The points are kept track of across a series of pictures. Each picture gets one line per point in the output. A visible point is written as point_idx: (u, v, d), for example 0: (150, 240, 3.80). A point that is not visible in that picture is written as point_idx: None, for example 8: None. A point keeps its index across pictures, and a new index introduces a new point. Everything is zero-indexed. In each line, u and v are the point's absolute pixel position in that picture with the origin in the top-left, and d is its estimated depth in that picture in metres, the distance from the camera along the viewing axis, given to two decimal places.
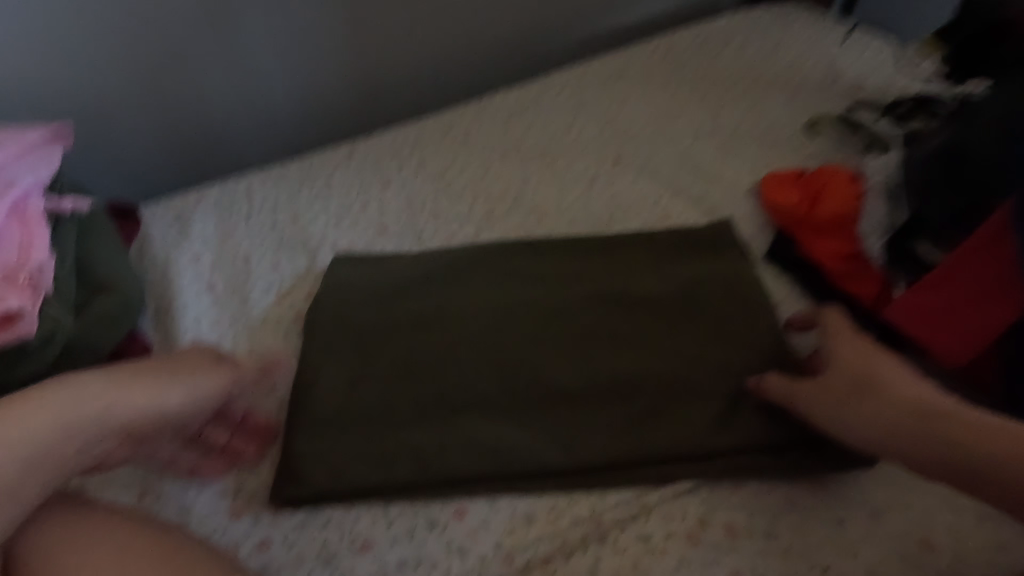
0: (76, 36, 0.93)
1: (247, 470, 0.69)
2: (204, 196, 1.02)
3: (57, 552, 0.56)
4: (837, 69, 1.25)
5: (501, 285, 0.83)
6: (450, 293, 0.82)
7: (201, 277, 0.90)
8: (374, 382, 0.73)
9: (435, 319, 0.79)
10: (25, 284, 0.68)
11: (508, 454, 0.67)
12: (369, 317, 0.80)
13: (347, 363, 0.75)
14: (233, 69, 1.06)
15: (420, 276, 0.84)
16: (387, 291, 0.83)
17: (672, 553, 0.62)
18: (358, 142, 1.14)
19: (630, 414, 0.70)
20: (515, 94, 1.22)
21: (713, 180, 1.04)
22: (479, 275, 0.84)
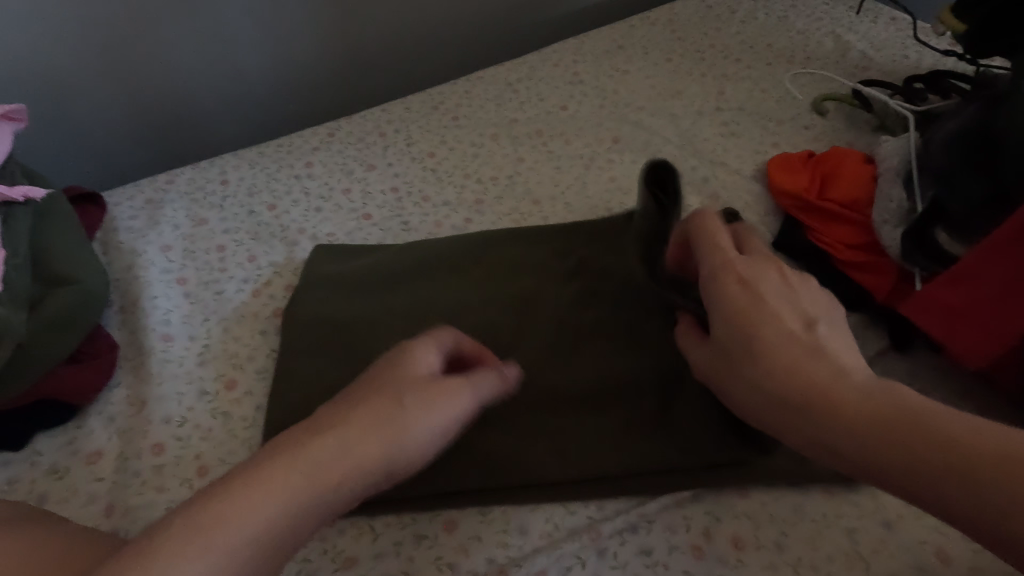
0: (39, 14, 0.93)
1: (222, 480, 0.64)
2: (175, 174, 0.97)
3: None
4: (848, 41, 1.18)
5: (489, 280, 0.78)
6: (435, 291, 0.77)
7: (171, 267, 0.84)
8: (355, 388, 0.68)
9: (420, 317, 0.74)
10: None
11: (503, 464, 0.63)
12: (347, 314, 0.75)
13: (327, 368, 0.70)
14: (210, 49, 1.06)
15: (400, 272, 0.79)
16: (366, 287, 0.77)
17: (675, 567, 0.59)
18: (340, 121, 1.07)
19: (630, 418, 0.66)
20: (511, 68, 1.15)
21: (718, 161, 0.99)
22: (465, 269, 0.80)
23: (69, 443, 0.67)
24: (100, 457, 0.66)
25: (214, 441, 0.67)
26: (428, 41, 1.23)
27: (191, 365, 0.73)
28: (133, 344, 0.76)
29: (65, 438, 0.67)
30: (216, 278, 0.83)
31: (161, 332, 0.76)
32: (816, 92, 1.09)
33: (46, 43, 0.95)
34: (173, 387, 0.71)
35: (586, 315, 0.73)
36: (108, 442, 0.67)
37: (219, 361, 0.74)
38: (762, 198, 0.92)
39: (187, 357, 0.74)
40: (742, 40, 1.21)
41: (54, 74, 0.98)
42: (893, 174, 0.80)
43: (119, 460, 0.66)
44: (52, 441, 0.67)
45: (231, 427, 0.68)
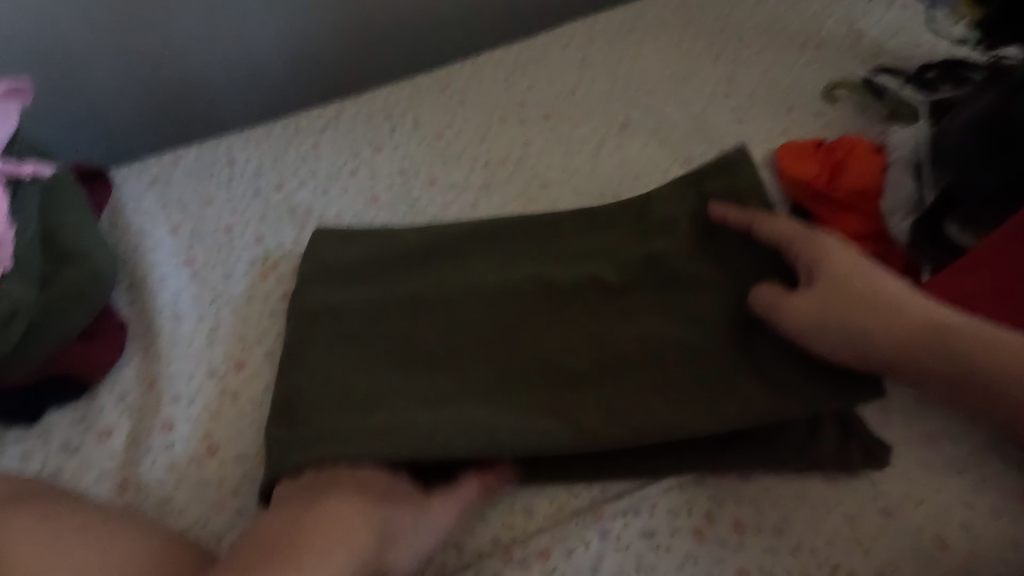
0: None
1: (232, 458, 0.66)
2: (181, 151, 0.96)
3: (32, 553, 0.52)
4: (862, 24, 1.16)
5: (499, 256, 0.77)
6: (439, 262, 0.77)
7: (179, 248, 0.84)
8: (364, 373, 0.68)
9: (425, 296, 0.73)
10: None
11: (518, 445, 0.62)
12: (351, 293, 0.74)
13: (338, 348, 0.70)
14: (216, 25, 1.04)
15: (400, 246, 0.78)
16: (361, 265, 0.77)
17: (677, 550, 0.60)
18: (347, 100, 1.06)
19: (651, 399, 0.64)
20: (521, 49, 1.14)
21: (726, 148, 0.98)
22: (471, 242, 0.78)
23: (81, 419, 0.68)
24: (111, 434, 0.67)
25: (223, 419, 0.68)
26: (437, 20, 1.21)
27: (201, 345, 0.74)
28: (142, 322, 0.76)
29: (79, 413, 0.69)
30: (224, 258, 0.83)
31: (171, 311, 0.77)
32: (828, 76, 1.09)
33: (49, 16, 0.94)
34: (183, 365, 0.72)
35: (598, 297, 0.72)
36: (119, 420, 0.68)
37: (229, 343, 0.74)
38: (770, 184, 0.92)
39: (197, 336, 0.74)
40: (754, 21, 1.19)
41: (58, 50, 0.97)
42: (905, 163, 0.80)
43: (131, 437, 0.67)
44: (66, 416, 0.69)
45: (241, 406, 0.69)
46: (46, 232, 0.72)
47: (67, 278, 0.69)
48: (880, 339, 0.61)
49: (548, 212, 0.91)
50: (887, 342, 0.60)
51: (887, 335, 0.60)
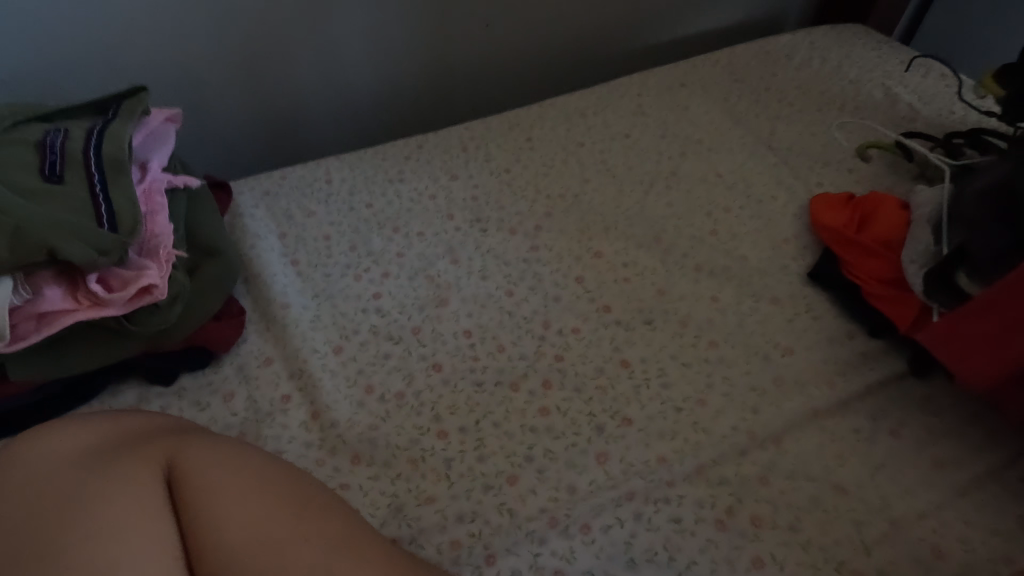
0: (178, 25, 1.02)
1: (329, 423, 0.78)
2: (287, 170, 1.13)
3: (206, 474, 0.58)
4: (896, 93, 1.33)
5: None
6: None
7: (286, 252, 0.99)
8: None
9: None
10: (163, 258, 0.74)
11: None
12: None
13: None
14: (321, 54, 1.16)
15: None
16: None
17: (701, 535, 0.69)
18: (428, 134, 1.22)
19: None
20: (585, 95, 1.31)
21: (763, 198, 1.10)
22: None
23: (208, 383, 0.81)
24: (232, 397, 0.80)
25: (324, 390, 0.81)
26: (517, 64, 1.38)
27: (305, 329, 0.88)
28: (257, 309, 0.90)
29: (204, 379, 0.82)
30: (323, 262, 0.97)
31: (280, 300, 0.91)
32: (858, 141, 1.22)
33: (170, 48, 1.04)
34: (292, 346, 0.85)
35: None
36: (238, 386, 0.81)
37: (330, 330, 0.88)
38: (803, 233, 1.03)
39: (303, 321, 0.89)
40: (791, 89, 1.35)
41: (185, 56, 1.06)
42: (925, 222, 0.89)
43: (250, 399, 0.80)
44: (193, 381, 0.81)
45: (336, 382, 0.82)
46: (98, 139, 0.75)
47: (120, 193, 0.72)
48: (70, 446, 0.59)
49: (603, 237, 1.03)
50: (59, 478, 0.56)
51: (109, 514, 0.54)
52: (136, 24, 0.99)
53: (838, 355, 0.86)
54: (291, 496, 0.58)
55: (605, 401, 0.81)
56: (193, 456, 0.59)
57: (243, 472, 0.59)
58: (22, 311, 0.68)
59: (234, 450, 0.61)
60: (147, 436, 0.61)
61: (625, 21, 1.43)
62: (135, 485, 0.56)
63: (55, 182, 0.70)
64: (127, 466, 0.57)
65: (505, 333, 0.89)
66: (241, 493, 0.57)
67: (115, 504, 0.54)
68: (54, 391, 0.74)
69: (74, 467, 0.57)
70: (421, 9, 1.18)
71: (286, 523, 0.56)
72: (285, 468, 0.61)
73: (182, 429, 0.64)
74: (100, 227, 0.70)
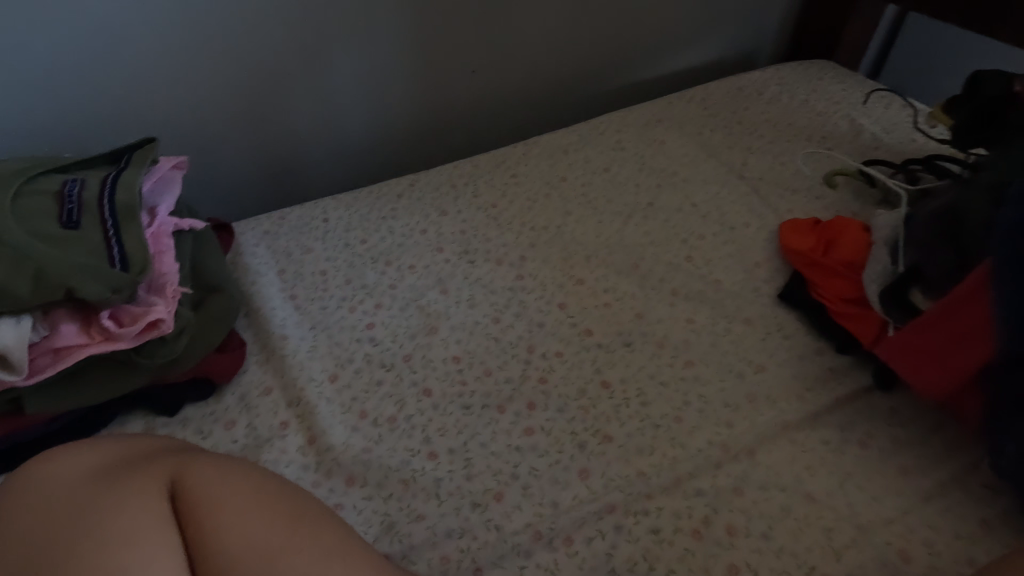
0: (185, 80, 1.10)
1: (325, 447, 0.82)
2: (286, 210, 1.19)
3: (204, 490, 0.62)
4: (861, 123, 1.41)
5: None
6: None
7: (285, 287, 1.05)
8: None
9: None
10: (170, 295, 0.80)
11: None
12: None
13: None
14: (318, 103, 1.24)
15: None
16: None
17: (679, 545, 0.73)
18: (420, 173, 1.29)
19: None
20: (567, 132, 1.39)
21: (735, 225, 1.16)
22: None
23: (211, 412, 0.86)
24: (233, 425, 0.85)
25: (320, 416, 0.85)
26: (504, 106, 1.46)
27: (303, 358, 0.93)
28: (257, 342, 0.96)
29: (207, 409, 0.86)
30: (320, 296, 1.03)
31: (279, 332, 0.96)
32: (825, 169, 1.29)
33: (178, 102, 1.12)
34: (290, 375, 0.90)
35: None
36: (239, 414, 0.86)
37: (326, 359, 0.93)
38: (774, 256, 1.09)
39: (301, 351, 0.94)
40: (762, 122, 1.43)
41: (193, 109, 1.14)
42: (883, 243, 0.95)
43: (250, 426, 0.85)
44: (196, 410, 0.86)
45: (331, 408, 0.87)
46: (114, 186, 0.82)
47: (132, 236, 0.79)
48: (77, 469, 0.63)
49: (585, 266, 1.09)
50: (68, 497, 0.60)
51: (115, 530, 0.58)
52: (146, 80, 1.07)
53: (807, 371, 0.91)
54: (285, 508, 0.63)
55: (586, 420, 0.86)
56: (192, 473, 0.64)
57: (241, 488, 0.63)
58: (40, 346, 0.73)
59: (230, 466, 0.65)
60: (150, 457, 0.66)
61: (603, 63, 1.53)
62: (141, 501, 0.60)
63: (71, 228, 0.76)
64: (132, 484, 0.61)
65: (492, 358, 0.94)
66: (240, 506, 0.61)
67: (121, 519, 0.59)
68: (65, 422, 0.79)
69: (81, 488, 0.61)
70: (411, 60, 1.27)
71: (281, 531, 0.61)
72: (278, 484, 0.65)
73: (182, 448, 0.69)
74: (113, 267, 0.76)
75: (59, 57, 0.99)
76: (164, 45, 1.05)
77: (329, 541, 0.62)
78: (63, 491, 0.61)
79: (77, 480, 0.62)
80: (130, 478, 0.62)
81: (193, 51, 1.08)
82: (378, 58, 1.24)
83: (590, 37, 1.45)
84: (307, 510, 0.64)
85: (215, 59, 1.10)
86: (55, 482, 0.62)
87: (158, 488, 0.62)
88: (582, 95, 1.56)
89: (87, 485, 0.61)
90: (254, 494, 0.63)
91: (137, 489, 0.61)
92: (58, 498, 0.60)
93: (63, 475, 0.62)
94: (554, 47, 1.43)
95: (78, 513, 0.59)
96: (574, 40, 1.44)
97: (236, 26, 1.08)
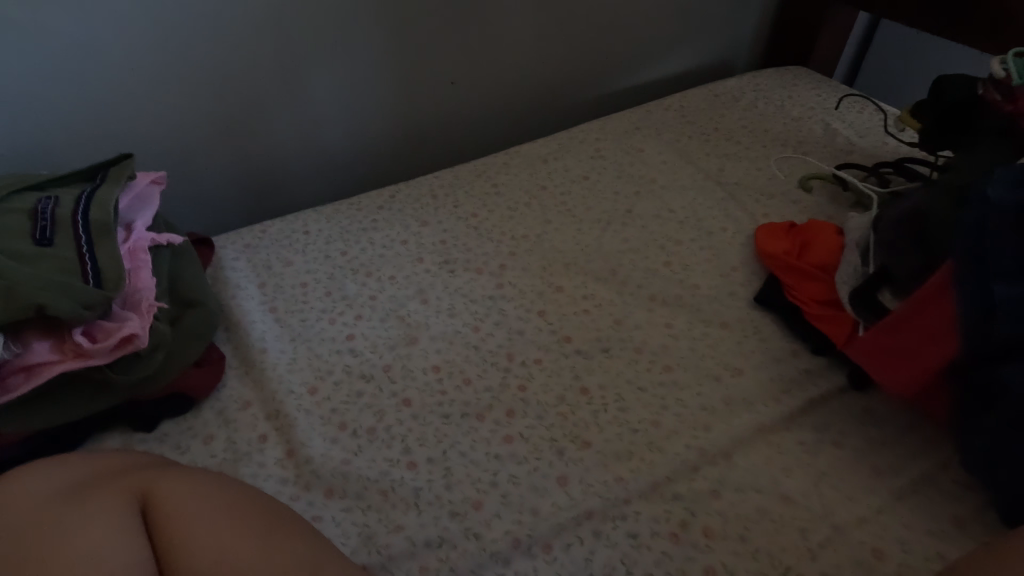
0: (162, 96, 1.11)
1: (304, 459, 0.82)
2: (267, 224, 1.20)
3: (177, 498, 0.64)
4: (835, 128, 1.44)
5: None
6: None
7: (265, 300, 1.05)
8: None
9: None
10: (145, 309, 0.80)
11: None
12: None
13: None
14: (298, 117, 1.25)
15: None
16: None
17: (657, 548, 0.73)
18: (401, 185, 1.30)
19: None
20: (546, 141, 1.41)
21: (713, 230, 1.18)
22: None
23: (188, 428, 0.85)
24: (212, 439, 0.84)
25: (299, 429, 0.85)
26: (484, 116, 1.48)
27: (282, 371, 0.93)
28: (236, 356, 0.95)
29: (184, 424, 0.86)
30: (300, 308, 1.03)
31: (259, 345, 0.96)
32: (800, 174, 1.31)
33: (156, 119, 1.13)
34: (269, 388, 0.90)
35: None
36: (217, 429, 0.86)
37: (305, 371, 0.93)
38: (750, 260, 1.11)
39: (280, 364, 0.94)
40: (738, 128, 1.46)
41: (171, 125, 1.14)
42: (854, 246, 0.97)
43: (228, 440, 0.84)
44: (174, 426, 0.86)
45: (311, 420, 0.87)
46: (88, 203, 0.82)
47: (106, 252, 0.79)
48: (45, 486, 0.64)
49: (564, 273, 1.10)
50: (34, 510, 0.60)
51: (83, 538, 0.58)
52: (123, 98, 1.08)
53: (784, 373, 0.92)
54: (257, 515, 0.65)
55: (565, 427, 0.86)
56: (164, 486, 0.66)
57: (215, 500, 0.65)
58: (13, 363, 0.73)
59: (204, 479, 0.68)
60: (123, 474, 0.68)
61: (582, 72, 1.55)
62: (108, 514, 0.61)
63: (45, 245, 0.77)
64: (104, 497, 0.63)
65: (471, 367, 0.94)
66: (214, 512, 0.63)
67: (91, 528, 0.59)
68: (40, 440, 0.78)
69: (51, 502, 0.62)
70: (389, 73, 1.29)
71: (255, 534, 0.62)
72: (257, 494, 0.69)
73: (155, 465, 0.71)
74: (87, 283, 0.76)
75: (34, 77, 1.00)
76: (139, 62, 1.06)
77: (302, 542, 0.64)
78: (29, 505, 0.61)
79: (45, 495, 0.63)
80: (103, 493, 0.64)
81: (169, 68, 1.09)
82: (356, 72, 1.25)
83: (567, 49, 1.47)
84: (281, 517, 0.67)
85: (192, 75, 1.11)
86: (23, 496, 0.62)
87: (129, 501, 0.64)
88: (561, 106, 1.57)
89: (58, 499, 0.62)
90: (228, 500, 0.66)
91: (109, 502, 0.62)
92: (22, 511, 0.60)
93: (32, 491, 0.63)
94: (533, 59, 1.45)
95: (44, 523, 0.59)
96: (551, 52, 1.46)
97: (212, 42, 1.09)
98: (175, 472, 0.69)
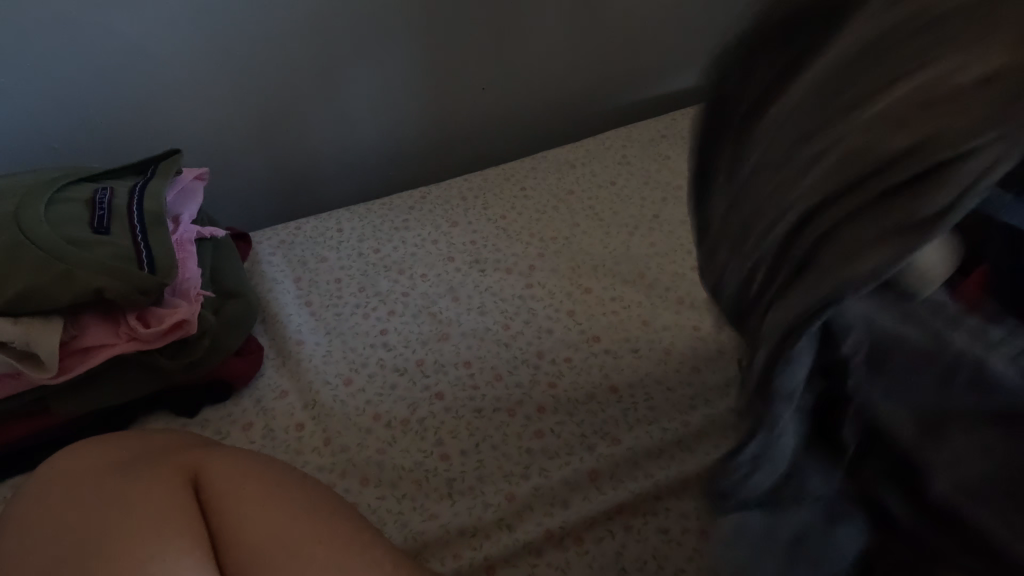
0: (206, 96, 1.15)
1: (340, 448, 0.84)
2: (302, 221, 1.23)
3: (227, 480, 0.65)
4: None
5: None
6: None
7: (301, 294, 1.08)
8: None
9: None
10: (194, 298, 0.83)
11: None
12: None
13: None
14: (333, 119, 1.29)
15: None
16: None
17: (687, 544, 0.74)
18: (432, 187, 1.33)
19: None
20: (574, 147, 1.43)
21: None
22: None
23: (228, 414, 0.88)
24: (251, 427, 0.87)
25: (335, 418, 0.87)
26: (513, 123, 1.50)
27: (318, 363, 0.95)
28: (274, 347, 0.98)
29: (225, 411, 0.88)
30: (335, 303, 1.06)
31: (295, 337, 0.99)
32: None
33: (199, 118, 1.17)
34: (305, 379, 0.93)
35: None
36: (256, 416, 0.88)
37: (340, 364, 0.95)
38: None
39: (316, 356, 0.96)
40: None
41: (213, 124, 1.18)
42: None
43: (266, 428, 0.87)
44: (215, 412, 0.88)
45: (346, 411, 0.89)
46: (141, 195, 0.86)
47: (158, 240, 0.82)
48: (98, 465, 0.65)
49: (593, 275, 1.11)
50: (93, 489, 0.62)
51: (141, 518, 0.59)
52: (170, 97, 1.12)
53: None
54: (306, 498, 0.65)
55: (595, 424, 0.87)
56: (213, 467, 0.66)
57: (263, 480, 0.65)
58: (71, 345, 0.76)
59: (251, 458, 0.68)
60: (172, 452, 0.69)
61: (609, 81, 1.57)
62: (162, 490, 0.62)
63: (102, 233, 0.80)
64: (156, 475, 0.64)
65: (502, 364, 0.96)
66: (264, 494, 0.64)
67: (147, 507, 0.60)
68: (90, 421, 0.81)
69: (107, 479, 0.63)
70: (422, 78, 1.32)
71: (305, 517, 0.63)
72: (303, 478, 0.69)
73: (204, 443, 0.72)
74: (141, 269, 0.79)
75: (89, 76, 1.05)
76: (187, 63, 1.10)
77: (350, 525, 0.65)
78: (88, 484, 0.63)
79: (101, 475, 0.64)
80: (155, 470, 0.64)
81: (214, 68, 1.13)
82: (391, 76, 1.28)
83: (595, 57, 1.50)
84: (328, 499, 0.67)
85: (235, 76, 1.15)
86: (83, 478, 0.63)
87: (182, 479, 0.65)
88: (589, 113, 1.60)
89: (116, 476, 0.64)
90: (277, 482, 0.66)
91: (162, 479, 0.63)
92: (80, 492, 0.62)
93: (89, 471, 0.64)
94: (562, 67, 1.48)
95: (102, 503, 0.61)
96: (580, 60, 1.49)
97: (256, 44, 1.14)
98: (222, 450, 0.70)
